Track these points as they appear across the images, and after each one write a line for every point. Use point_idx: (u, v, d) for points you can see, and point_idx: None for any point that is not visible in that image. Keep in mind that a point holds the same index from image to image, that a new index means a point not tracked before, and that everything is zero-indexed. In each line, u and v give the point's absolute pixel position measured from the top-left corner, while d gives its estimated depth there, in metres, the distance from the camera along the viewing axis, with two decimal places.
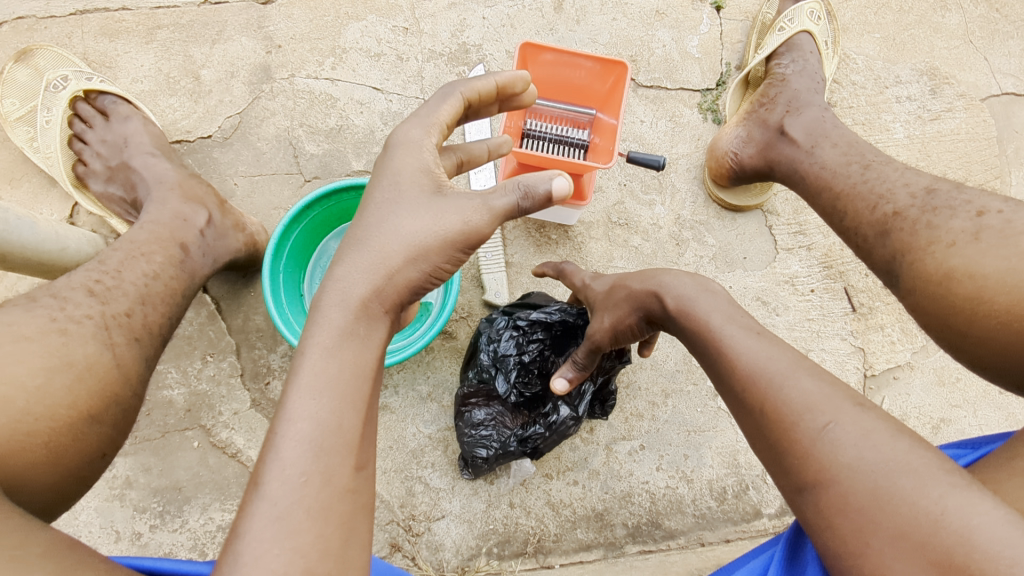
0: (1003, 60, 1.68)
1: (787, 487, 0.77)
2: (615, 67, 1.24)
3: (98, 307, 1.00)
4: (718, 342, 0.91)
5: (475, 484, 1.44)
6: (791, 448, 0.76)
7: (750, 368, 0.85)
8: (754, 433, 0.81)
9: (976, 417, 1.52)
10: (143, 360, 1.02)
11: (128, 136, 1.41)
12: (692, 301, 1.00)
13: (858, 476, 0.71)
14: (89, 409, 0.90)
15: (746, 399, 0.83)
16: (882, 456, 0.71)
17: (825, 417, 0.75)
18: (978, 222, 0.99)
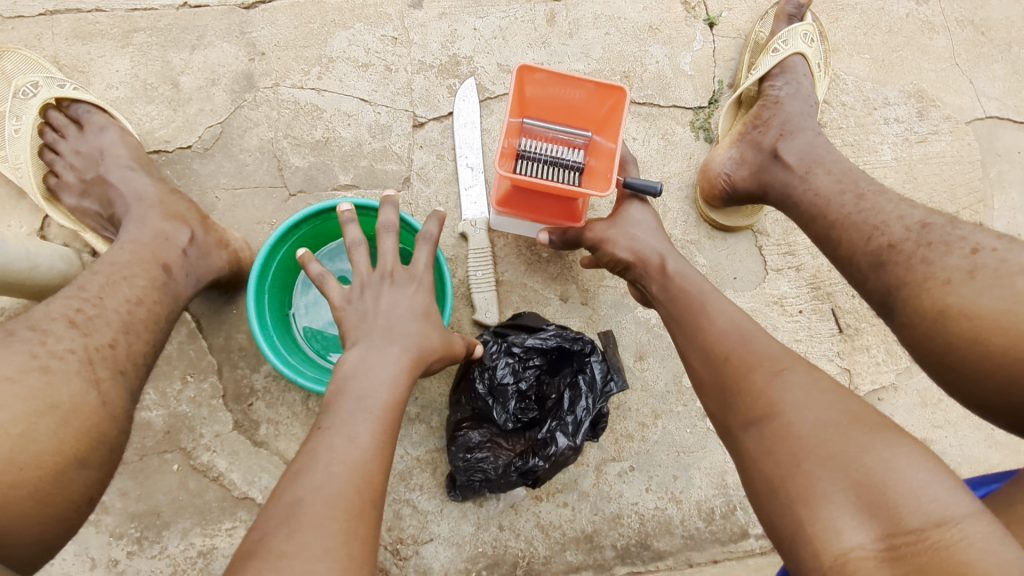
0: (987, 84, 1.70)
1: (736, 424, 0.87)
2: (613, 92, 1.20)
3: (81, 339, 0.98)
4: (698, 306, 1.02)
5: (464, 507, 1.42)
6: (746, 390, 0.87)
7: (725, 324, 0.97)
8: (716, 377, 0.92)
9: (957, 437, 1.54)
10: (129, 394, 1.00)
11: (105, 148, 1.35)
12: (687, 271, 1.11)
13: (800, 411, 0.80)
14: (75, 453, 0.89)
15: (715, 350, 0.94)
16: (824, 401, 0.81)
17: (781, 366, 0.87)
18: (972, 260, 0.99)
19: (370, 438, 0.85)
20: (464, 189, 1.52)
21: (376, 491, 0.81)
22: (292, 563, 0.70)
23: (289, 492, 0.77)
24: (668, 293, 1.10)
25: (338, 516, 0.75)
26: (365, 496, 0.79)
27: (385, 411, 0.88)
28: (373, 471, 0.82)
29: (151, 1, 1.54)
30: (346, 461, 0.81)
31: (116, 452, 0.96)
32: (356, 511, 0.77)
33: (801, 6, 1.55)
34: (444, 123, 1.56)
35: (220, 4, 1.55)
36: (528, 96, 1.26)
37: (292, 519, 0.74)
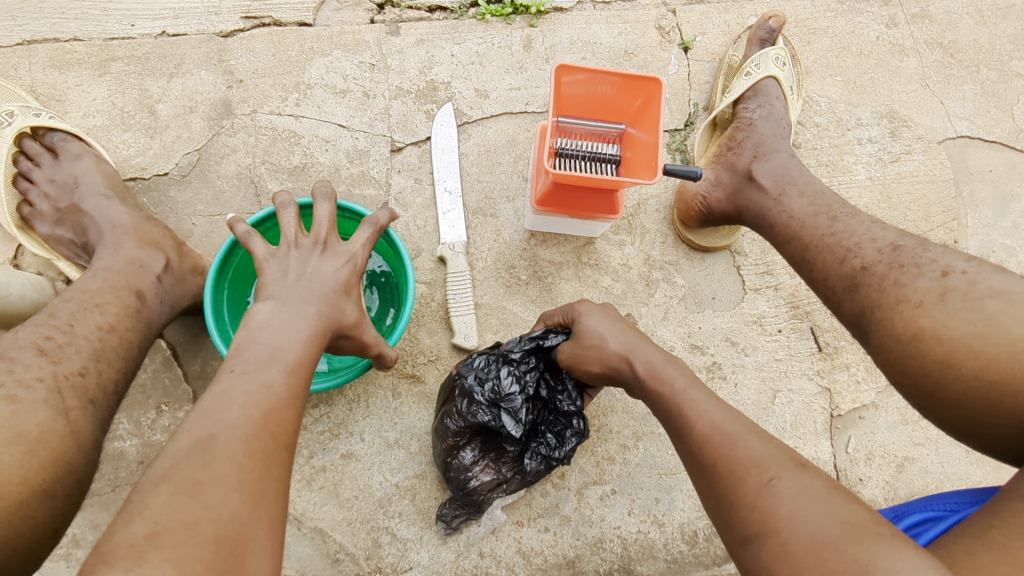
0: (958, 104, 1.73)
1: (734, 541, 0.78)
2: (648, 83, 1.24)
3: (49, 368, 0.97)
4: (678, 407, 0.94)
5: (444, 534, 1.41)
6: (737, 503, 0.78)
7: (706, 428, 0.88)
8: (707, 489, 0.84)
9: (939, 455, 1.53)
10: (98, 423, 0.99)
11: (79, 176, 1.35)
12: (660, 366, 1.03)
13: (795, 525, 0.72)
14: (41, 483, 0.87)
15: (702, 456, 0.86)
16: (820, 511, 0.72)
17: (770, 474, 0.78)
18: (943, 282, 1.00)
19: (285, 386, 0.85)
20: (443, 213, 1.52)
21: (288, 437, 0.82)
22: (209, 490, 0.71)
23: (197, 428, 0.77)
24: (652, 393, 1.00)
25: (252, 453, 0.76)
26: (278, 439, 0.80)
27: (300, 365, 0.89)
28: (285, 417, 0.83)
29: (129, 31, 1.55)
30: (262, 403, 0.81)
31: (83, 483, 0.95)
32: (270, 452, 0.78)
33: (773, 30, 1.58)
34: (423, 148, 1.57)
35: (198, 33, 1.57)
36: (564, 93, 1.27)
37: (206, 453, 0.74)
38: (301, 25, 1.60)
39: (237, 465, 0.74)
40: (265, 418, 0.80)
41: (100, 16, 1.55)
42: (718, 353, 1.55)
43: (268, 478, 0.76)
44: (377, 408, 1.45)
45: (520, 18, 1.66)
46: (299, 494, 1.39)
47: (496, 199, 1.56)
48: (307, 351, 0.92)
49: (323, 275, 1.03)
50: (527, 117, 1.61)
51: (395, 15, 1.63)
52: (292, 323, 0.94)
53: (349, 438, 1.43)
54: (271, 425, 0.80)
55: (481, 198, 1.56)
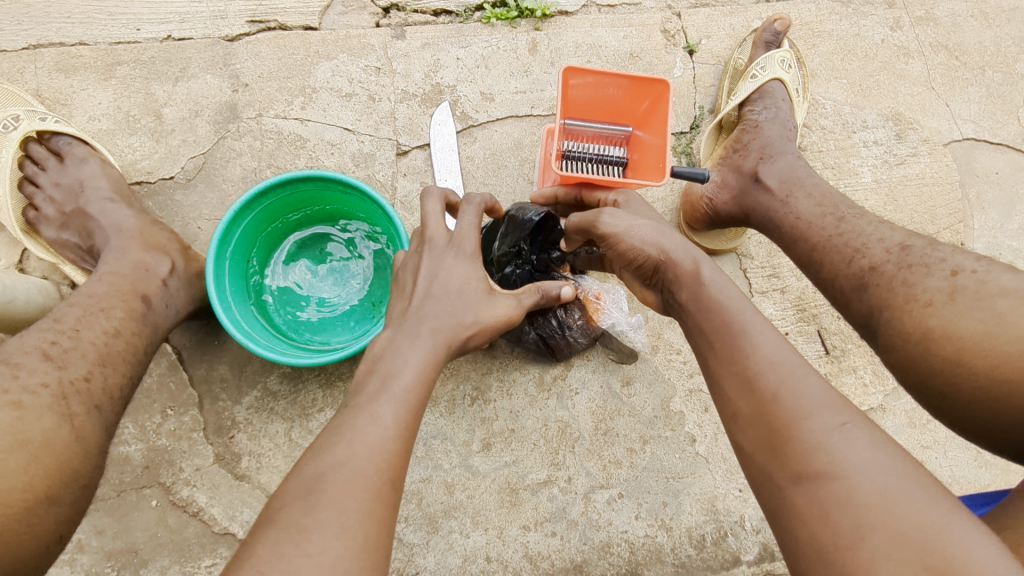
0: (963, 106, 1.73)
1: (780, 474, 0.75)
2: (655, 86, 1.23)
3: (54, 373, 0.97)
4: (734, 327, 0.86)
5: (450, 539, 1.40)
6: (796, 440, 0.74)
7: (766, 354, 0.82)
8: (756, 412, 0.79)
9: (947, 457, 1.52)
10: (102, 428, 0.99)
11: (85, 180, 1.35)
12: (721, 284, 0.94)
13: (866, 475, 0.69)
14: (46, 490, 0.88)
15: (756, 381, 0.80)
16: (890, 466, 0.70)
17: (839, 416, 0.75)
18: (953, 282, 0.99)
19: (394, 418, 0.81)
20: None
21: (393, 471, 0.78)
22: (311, 537, 0.69)
23: (309, 467, 0.76)
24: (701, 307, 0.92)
25: (357, 495, 0.73)
26: (387, 477, 0.77)
27: (410, 393, 0.84)
28: (394, 456, 0.79)
29: (134, 35, 1.55)
30: (368, 440, 0.78)
31: (89, 487, 0.95)
32: (377, 493, 0.75)
33: (778, 33, 1.58)
34: (428, 151, 1.57)
35: (204, 37, 1.57)
36: (571, 95, 1.26)
37: (314, 495, 0.73)
38: (307, 29, 1.60)
39: (342, 510, 0.72)
40: (379, 458, 0.77)
41: (105, 20, 1.55)
42: None
43: (371, 518, 0.73)
44: None
45: (526, 22, 1.66)
46: None
47: (501, 202, 1.56)
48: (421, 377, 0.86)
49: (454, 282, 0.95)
50: (532, 120, 1.61)
51: (401, 18, 1.64)
52: (408, 350, 0.88)
53: None
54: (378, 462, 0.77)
55: None
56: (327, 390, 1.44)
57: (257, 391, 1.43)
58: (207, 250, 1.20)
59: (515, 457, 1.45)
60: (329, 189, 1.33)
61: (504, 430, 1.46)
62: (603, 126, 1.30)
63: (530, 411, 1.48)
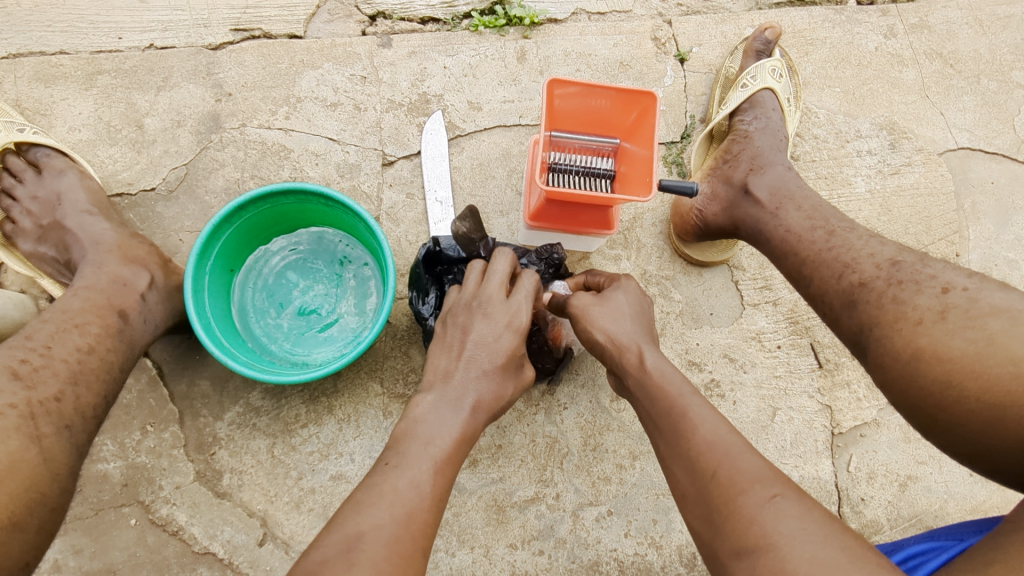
0: (958, 115, 1.71)
1: (723, 550, 0.76)
2: (643, 97, 1.21)
3: (23, 393, 0.94)
4: (674, 410, 0.89)
5: (435, 558, 1.37)
6: (735, 516, 0.76)
7: (706, 435, 0.85)
8: (696, 494, 0.82)
9: (942, 473, 1.50)
10: (73, 449, 0.97)
11: (62, 192, 1.32)
12: (667, 366, 0.97)
13: (797, 545, 0.71)
14: (11, 516, 0.85)
15: (698, 461, 0.83)
16: (821, 536, 0.72)
17: (772, 490, 0.77)
18: (943, 299, 0.96)
19: (431, 486, 0.86)
20: (434, 222, 1.49)
21: (424, 534, 0.83)
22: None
23: (351, 522, 0.80)
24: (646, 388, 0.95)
25: (391, 558, 0.77)
26: (416, 543, 0.81)
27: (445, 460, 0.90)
28: (425, 520, 0.84)
29: (116, 44, 1.53)
30: (405, 504, 0.83)
31: (58, 511, 0.92)
32: (407, 557, 0.79)
33: (769, 42, 1.56)
34: (415, 161, 1.54)
35: (187, 46, 1.55)
36: (557, 106, 1.24)
37: (353, 552, 0.76)
38: (292, 38, 1.58)
39: (375, 569, 0.75)
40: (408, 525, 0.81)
41: (87, 29, 1.53)
42: (717, 370, 1.52)
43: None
44: (368, 428, 1.41)
45: (514, 30, 1.64)
46: (288, 517, 1.35)
47: (489, 213, 1.53)
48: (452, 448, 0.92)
49: (488, 344, 1.01)
50: (521, 130, 1.58)
51: (387, 26, 1.61)
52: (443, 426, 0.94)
53: (339, 459, 1.40)
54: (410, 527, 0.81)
55: None
56: (310, 405, 1.42)
57: (239, 406, 1.40)
58: (186, 264, 1.18)
59: (502, 474, 1.43)
60: (312, 203, 1.31)
61: (491, 446, 1.44)
62: (590, 138, 1.27)
63: (518, 427, 1.45)
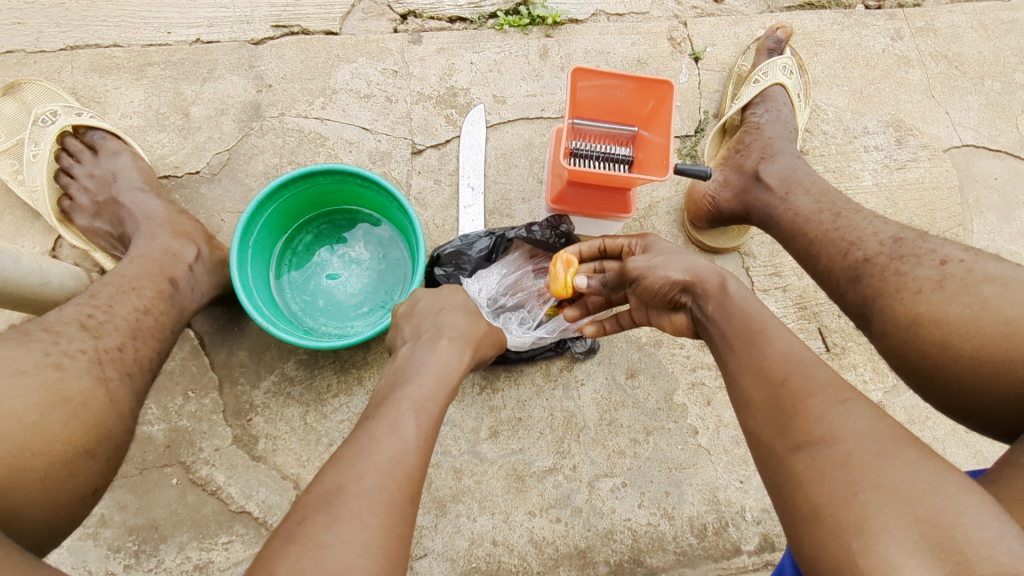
0: (963, 114, 1.78)
1: (781, 446, 0.78)
2: (660, 87, 1.30)
3: (91, 341, 1.03)
4: (757, 322, 0.93)
5: (457, 523, 1.45)
6: (802, 415, 0.78)
7: (784, 347, 0.88)
8: (768, 398, 0.83)
9: (946, 454, 1.55)
10: (134, 395, 1.05)
11: (117, 171, 1.42)
12: (743, 294, 1.01)
13: (866, 441, 0.73)
14: (83, 444, 0.94)
15: (770, 370, 0.86)
16: (888, 436, 0.73)
17: (844, 394, 0.79)
18: (942, 270, 1.03)
19: (411, 429, 0.89)
20: (463, 207, 1.58)
21: (413, 486, 0.85)
22: (330, 555, 0.73)
23: (330, 479, 0.82)
24: (726, 312, 0.99)
25: (376, 511, 0.79)
26: (406, 492, 0.83)
27: (429, 407, 0.93)
28: (415, 463, 0.86)
29: (165, 38, 1.64)
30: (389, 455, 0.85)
31: (121, 449, 1.01)
32: (398, 502, 0.81)
33: (780, 41, 1.65)
34: (442, 150, 1.63)
35: (230, 41, 1.65)
36: (579, 94, 1.32)
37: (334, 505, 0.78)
38: (329, 34, 1.68)
39: (362, 525, 0.77)
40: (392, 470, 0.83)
41: (139, 24, 1.64)
42: None
43: (391, 533, 0.78)
44: None
45: (537, 29, 1.73)
46: None
47: (512, 200, 1.62)
48: (436, 395, 0.97)
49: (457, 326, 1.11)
50: (543, 122, 1.67)
51: (418, 25, 1.71)
52: (423, 375, 0.99)
53: None
54: (392, 478, 0.83)
55: (498, 199, 1.61)
56: (341, 376, 1.50)
57: (274, 375, 1.48)
58: (233, 237, 1.27)
59: (522, 445, 1.50)
60: (348, 183, 1.40)
61: (512, 418, 1.51)
62: (610, 126, 1.36)
63: (537, 401, 1.53)
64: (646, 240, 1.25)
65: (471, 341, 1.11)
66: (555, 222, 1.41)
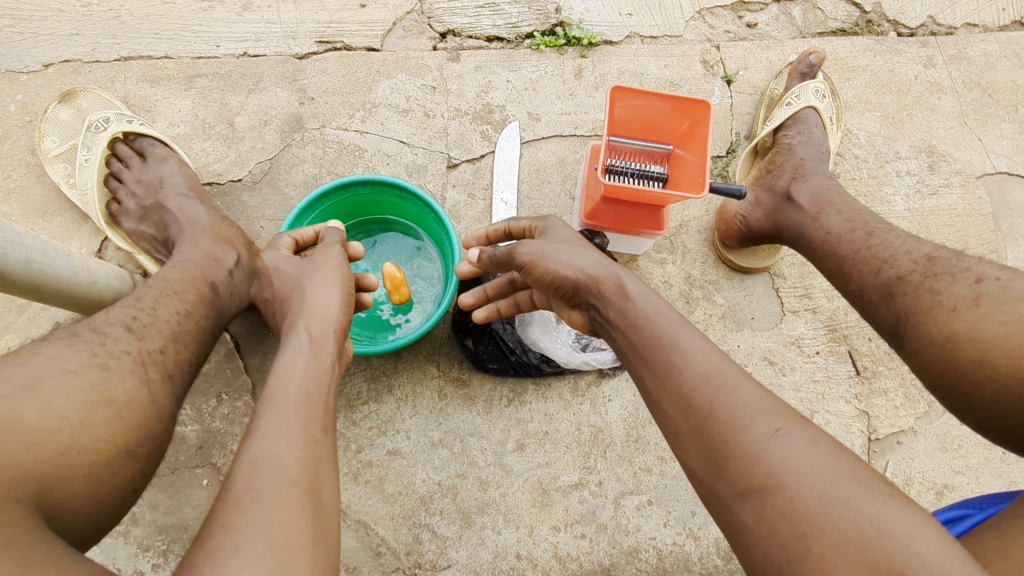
0: (996, 141, 1.78)
1: (726, 492, 0.77)
2: (697, 107, 1.32)
3: (135, 343, 1.06)
4: (667, 341, 0.90)
5: (482, 535, 1.44)
6: (735, 454, 0.77)
7: (700, 371, 0.85)
8: (697, 433, 0.81)
9: (979, 484, 1.53)
10: (174, 396, 1.08)
11: (164, 177, 1.47)
12: (651, 301, 0.98)
13: (805, 480, 0.72)
14: (125, 444, 0.96)
15: (692, 397, 0.83)
16: (824, 467, 0.73)
17: (773, 424, 0.77)
18: (977, 288, 1.03)
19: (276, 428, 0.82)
20: (497, 220, 1.61)
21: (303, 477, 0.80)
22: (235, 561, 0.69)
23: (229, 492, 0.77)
24: (634, 325, 0.96)
25: (247, 508, 0.74)
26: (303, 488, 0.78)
27: (296, 399, 0.87)
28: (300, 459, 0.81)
29: (214, 51, 1.69)
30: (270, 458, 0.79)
31: (161, 447, 1.03)
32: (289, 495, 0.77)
33: (813, 65, 1.66)
34: (477, 165, 1.66)
35: (276, 55, 1.71)
36: (617, 113, 1.35)
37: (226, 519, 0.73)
38: (370, 50, 1.73)
39: (236, 527, 0.72)
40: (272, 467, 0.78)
41: (189, 37, 1.70)
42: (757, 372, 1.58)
43: (269, 520, 0.73)
44: (424, 409, 1.50)
45: (573, 49, 1.77)
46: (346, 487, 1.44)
47: (544, 215, 1.64)
48: (308, 385, 0.90)
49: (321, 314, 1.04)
50: (576, 139, 1.70)
51: (457, 43, 1.75)
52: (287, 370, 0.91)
53: (395, 435, 1.49)
54: (261, 472, 0.77)
55: (531, 214, 1.64)
56: (372, 384, 1.51)
57: None
58: None
59: (548, 458, 1.50)
60: (386, 194, 1.43)
61: (539, 432, 1.51)
62: (646, 144, 1.38)
63: (564, 415, 1.53)
64: (545, 223, 1.20)
65: (331, 314, 1.06)
66: (590, 234, 1.45)
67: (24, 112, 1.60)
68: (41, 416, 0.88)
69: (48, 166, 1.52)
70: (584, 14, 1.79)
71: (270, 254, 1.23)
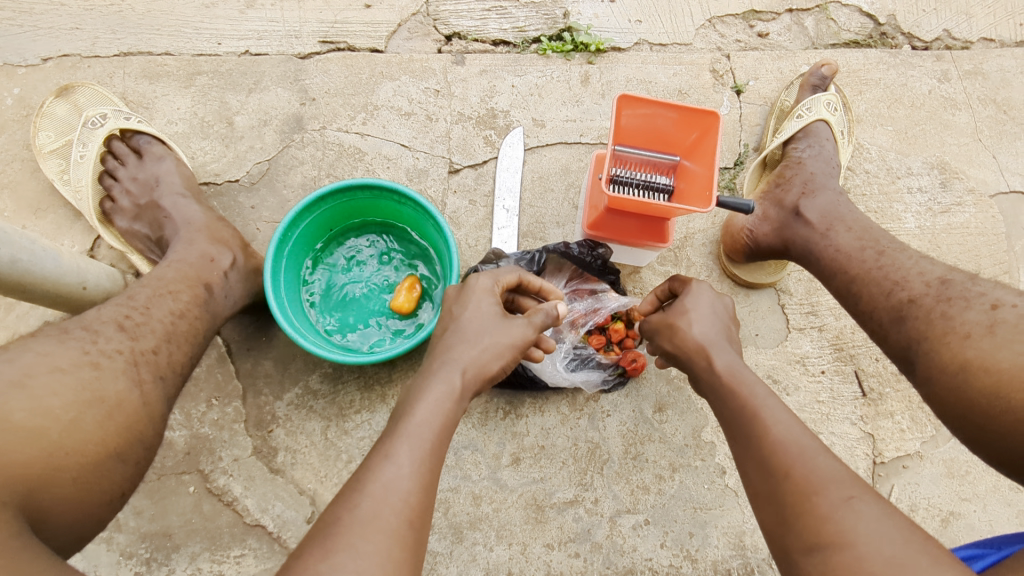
0: (1011, 159, 1.74)
1: (794, 546, 0.82)
2: (705, 118, 1.28)
3: (128, 343, 1.03)
4: (753, 405, 0.96)
5: (473, 551, 1.41)
6: (808, 516, 0.82)
7: (781, 436, 0.90)
8: (772, 493, 0.87)
9: (986, 512, 1.48)
10: (166, 398, 1.05)
11: (160, 176, 1.44)
12: (739, 367, 1.03)
13: (876, 547, 0.76)
14: (115, 446, 0.93)
15: (770, 461, 0.89)
16: (896, 540, 0.76)
17: (850, 493, 0.82)
18: (992, 315, 0.99)
19: (407, 459, 0.88)
20: (497, 228, 1.57)
21: (414, 512, 0.84)
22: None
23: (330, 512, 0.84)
24: (719, 388, 1.02)
25: (372, 537, 0.80)
26: (408, 523, 0.83)
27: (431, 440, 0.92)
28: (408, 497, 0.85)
29: (215, 48, 1.67)
30: (398, 491, 0.84)
31: (151, 451, 1.00)
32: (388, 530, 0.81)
33: (825, 78, 1.62)
34: (479, 170, 1.63)
35: (278, 54, 1.68)
36: (623, 122, 1.32)
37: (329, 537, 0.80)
38: (374, 51, 1.70)
39: (356, 551, 0.78)
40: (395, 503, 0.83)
41: (191, 34, 1.67)
42: None
43: (388, 558, 0.79)
44: None
45: (580, 55, 1.73)
46: None
47: (546, 224, 1.61)
48: (436, 423, 0.94)
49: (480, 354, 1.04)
50: (581, 147, 1.67)
51: (462, 46, 1.72)
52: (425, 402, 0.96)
53: None
54: (387, 505, 0.83)
55: (532, 222, 1.60)
56: (365, 393, 1.48)
57: (298, 388, 1.47)
58: (268, 247, 1.28)
59: (543, 474, 1.46)
60: (385, 199, 1.40)
61: (534, 446, 1.48)
62: (652, 154, 1.34)
63: (561, 430, 1.49)
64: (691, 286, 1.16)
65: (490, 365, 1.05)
66: (592, 244, 1.40)
67: (21, 106, 1.58)
68: (30, 414, 0.85)
69: (43, 162, 1.49)
70: (593, 20, 1.76)
71: (484, 281, 1.13)
